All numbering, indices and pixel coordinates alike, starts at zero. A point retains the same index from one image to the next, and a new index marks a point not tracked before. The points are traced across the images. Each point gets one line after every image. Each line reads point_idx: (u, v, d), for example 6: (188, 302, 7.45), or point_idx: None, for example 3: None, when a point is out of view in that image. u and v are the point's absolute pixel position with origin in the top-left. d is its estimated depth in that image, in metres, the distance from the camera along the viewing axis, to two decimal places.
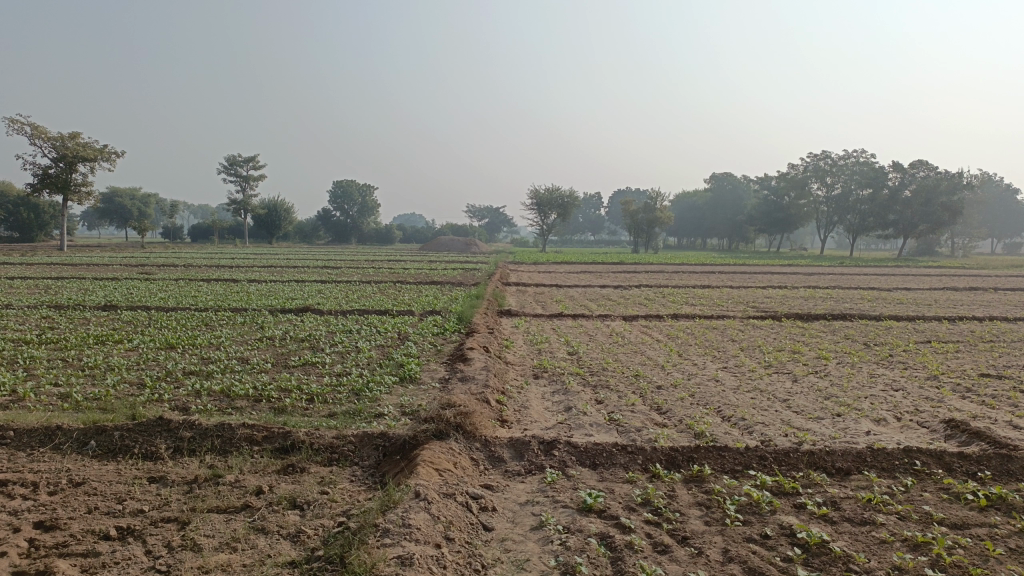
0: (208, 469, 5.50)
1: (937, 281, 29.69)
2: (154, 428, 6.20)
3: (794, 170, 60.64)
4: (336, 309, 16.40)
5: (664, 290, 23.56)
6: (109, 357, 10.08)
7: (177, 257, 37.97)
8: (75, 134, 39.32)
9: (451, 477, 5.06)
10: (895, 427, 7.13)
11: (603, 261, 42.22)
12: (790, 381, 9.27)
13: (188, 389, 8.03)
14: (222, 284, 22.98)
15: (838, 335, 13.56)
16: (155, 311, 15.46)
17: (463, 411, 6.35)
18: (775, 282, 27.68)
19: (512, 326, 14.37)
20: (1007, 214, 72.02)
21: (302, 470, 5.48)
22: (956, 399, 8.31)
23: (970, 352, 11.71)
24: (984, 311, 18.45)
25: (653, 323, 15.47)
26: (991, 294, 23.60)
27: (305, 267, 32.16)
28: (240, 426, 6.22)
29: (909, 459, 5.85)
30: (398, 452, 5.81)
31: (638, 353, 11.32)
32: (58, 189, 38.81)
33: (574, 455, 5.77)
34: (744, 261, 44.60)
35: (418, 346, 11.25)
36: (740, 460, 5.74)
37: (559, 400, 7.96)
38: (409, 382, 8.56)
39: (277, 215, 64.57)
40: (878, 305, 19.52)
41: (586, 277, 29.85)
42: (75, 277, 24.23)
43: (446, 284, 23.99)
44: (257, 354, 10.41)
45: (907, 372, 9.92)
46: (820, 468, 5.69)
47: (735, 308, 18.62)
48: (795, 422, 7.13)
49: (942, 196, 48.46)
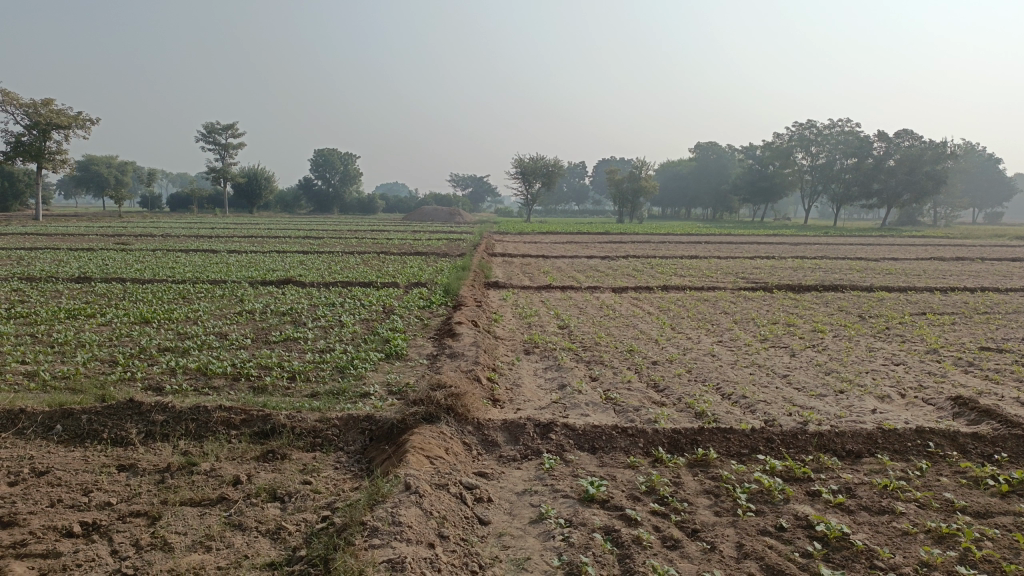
0: (182, 456, 5.13)
1: (924, 251, 29.62)
2: (124, 412, 5.80)
3: (779, 140, 60.30)
4: (318, 281, 15.97)
5: (652, 261, 23.30)
6: (81, 332, 9.64)
7: (155, 227, 37.23)
8: (49, 100, 38.16)
9: (443, 465, 4.75)
10: (900, 404, 6.89)
11: (589, 231, 41.81)
12: (788, 355, 9.02)
13: (163, 367, 7.65)
14: (201, 255, 22.41)
15: (832, 307, 13.34)
16: (131, 284, 14.96)
17: (454, 392, 6.01)
18: (763, 253, 27.47)
19: (500, 299, 14.01)
20: (988, 183, 72.28)
21: (283, 457, 5.13)
22: (959, 375, 8.08)
23: (967, 324, 11.49)
24: (975, 282, 18.34)
25: (643, 295, 15.17)
26: (979, 264, 23.50)
27: (287, 238, 31.44)
28: (216, 408, 5.83)
29: (922, 440, 5.60)
30: (385, 437, 5.46)
31: (630, 327, 11.01)
32: (32, 157, 37.75)
33: (572, 439, 5.46)
34: (729, 231, 44.15)
35: (404, 320, 10.92)
36: (746, 443, 5.45)
37: (552, 377, 7.66)
38: (395, 359, 8.22)
39: (257, 183, 63.52)
40: (868, 276, 19.34)
41: (573, 248, 29.43)
42: (49, 248, 23.55)
43: (431, 255, 23.60)
44: (236, 329, 10.03)
45: (906, 346, 9.70)
46: (829, 451, 5.42)
47: (724, 279, 18.35)
48: (799, 399, 6.86)
49: (926, 165, 48.33)
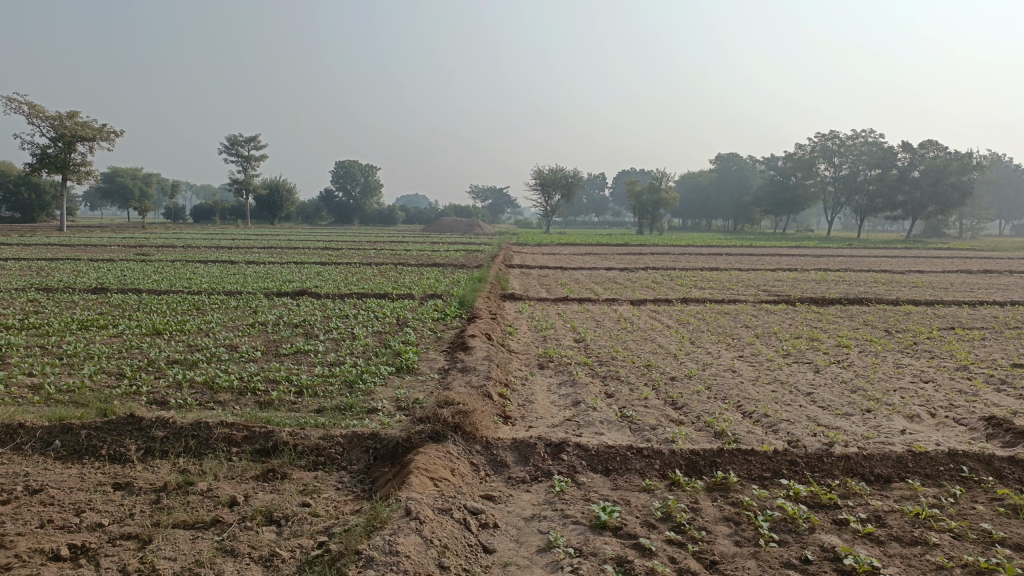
0: (179, 475, 4.96)
1: (951, 263, 29.02)
2: (124, 427, 5.64)
3: (801, 150, 59.56)
4: (334, 293, 15.85)
5: (671, 273, 23.02)
6: (91, 344, 9.54)
7: (177, 238, 37.46)
8: (74, 113, 38.63)
9: (448, 488, 4.53)
10: (930, 425, 6.58)
11: (610, 243, 41.44)
12: (812, 372, 8.69)
13: (169, 381, 7.49)
14: (219, 266, 22.40)
15: (856, 321, 12.97)
16: (146, 295, 14.91)
17: (462, 409, 5.79)
18: (785, 265, 27.04)
19: (516, 311, 13.79)
20: (1016, 195, 71.03)
21: (283, 477, 4.94)
22: (992, 393, 7.72)
23: (998, 340, 11.07)
24: (1004, 295, 17.84)
25: (662, 308, 14.88)
26: (1009, 277, 22.96)
27: (305, 248, 31.46)
28: (218, 424, 5.66)
29: (955, 464, 5.30)
30: (390, 456, 5.26)
31: (648, 340, 10.75)
32: (57, 169, 38.18)
33: (585, 460, 5.22)
34: (751, 242, 43.61)
35: (417, 332, 10.72)
36: (768, 466, 5.18)
37: (566, 393, 7.42)
38: (405, 373, 8.01)
39: (279, 195, 63.93)
40: (893, 289, 18.92)
41: (591, 259, 29.15)
42: (70, 258, 23.68)
43: (448, 266, 23.45)
44: (247, 341, 9.88)
45: (935, 362, 9.34)
46: (857, 475, 5.14)
47: (746, 291, 17.99)
48: (823, 419, 6.57)
49: (952, 176, 47.55)
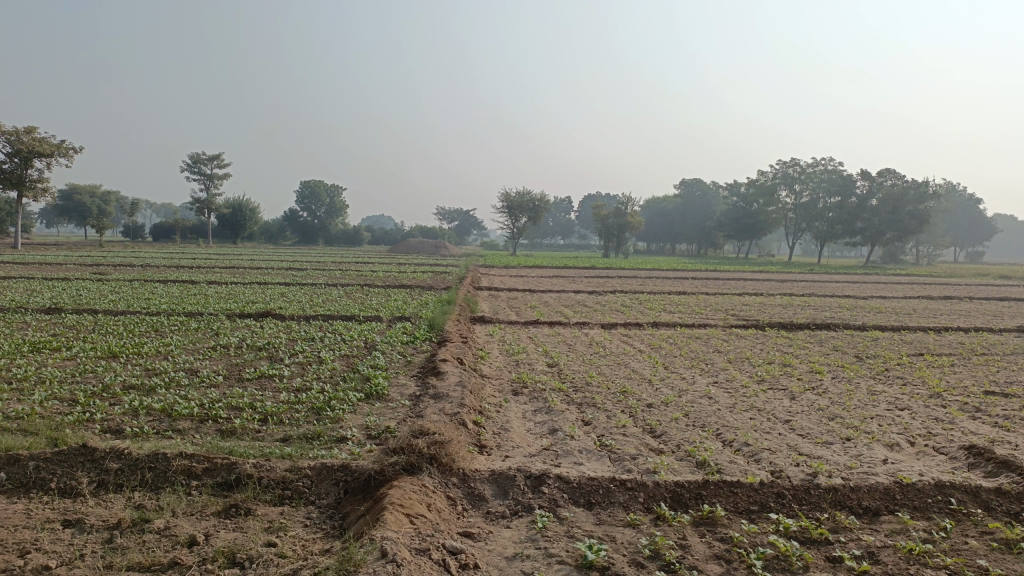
0: (135, 512, 4.63)
1: (911, 289, 29.51)
2: (76, 459, 5.28)
3: (763, 177, 60.40)
4: (299, 315, 15.47)
5: (640, 296, 22.99)
6: (42, 367, 9.08)
7: (136, 257, 36.55)
8: (31, 129, 37.66)
9: (425, 525, 4.29)
10: (911, 454, 6.49)
11: (576, 265, 41.48)
12: (788, 399, 8.60)
13: (125, 408, 7.11)
14: (179, 286, 21.80)
15: (826, 347, 12.98)
16: (103, 315, 14.37)
17: (438, 438, 5.53)
18: (751, 290, 27.22)
19: (486, 335, 13.53)
20: (969, 223, 73.08)
21: (247, 513, 4.64)
22: (968, 422, 7.67)
23: (967, 367, 11.11)
24: (966, 321, 18.10)
25: (633, 332, 14.77)
26: (968, 304, 23.43)
27: (269, 269, 30.90)
28: (177, 455, 5.32)
29: (943, 496, 5.20)
30: (361, 490, 5.00)
31: (622, 365, 10.59)
32: (12, 185, 37.10)
33: (566, 493, 5.01)
34: (715, 267, 43.94)
35: (386, 356, 10.43)
36: (755, 498, 5.02)
37: (542, 421, 7.20)
38: (375, 400, 7.72)
39: (242, 214, 63.08)
40: (858, 314, 19.10)
41: (559, 282, 29.05)
42: (22, 277, 22.86)
43: (416, 288, 23.15)
44: (208, 365, 9.49)
45: (908, 389, 9.32)
46: (845, 508, 5.01)
47: (715, 316, 17.99)
48: (805, 448, 6.44)
49: (909, 204, 48.65)
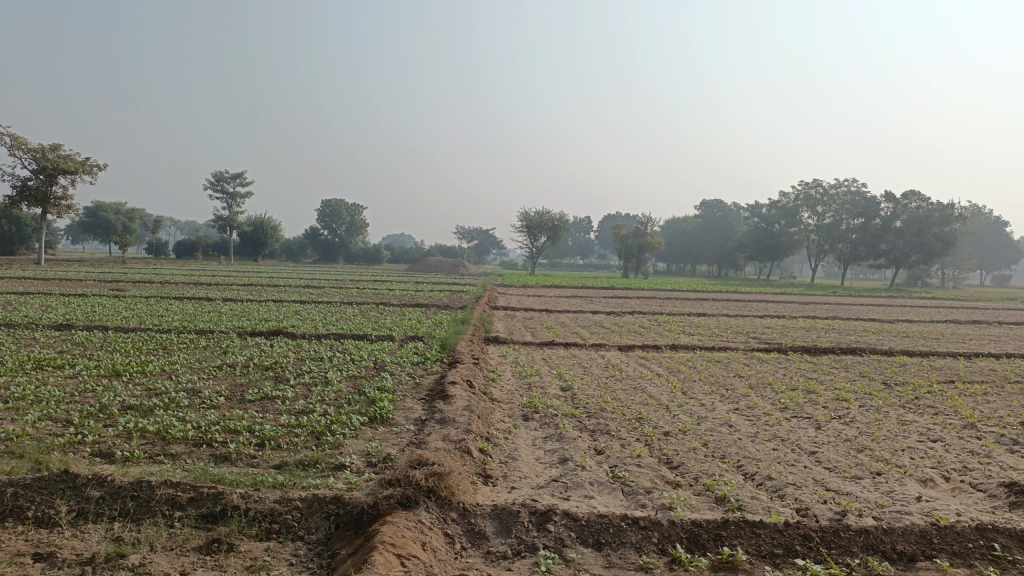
0: (111, 545, 4.33)
1: (938, 313, 28.79)
2: (56, 486, 4.99)
3: (785, 198, 59.69)
4: (310, 333, 15.19)
5: (659, 318, 22.52)
6: (42, 385, 8.86)
7: (156, 274, 36.59)
8: (57, 146, 38.05)
9: (418, 567, 3.96)
10: (946, 491, 6.06)
11: (594, 285, 41.09)
12: (813, 428, 8.16)
13: (119, 430, 6.84)
14: (194, 303, 21.65)
15: (852, 373, 12.50)
16: (113, 333, 14.17)
17: (437, 470, 5.19)
18: (773, 312, 26.68)
19: (499, 356, 13.19)
20: (996, 246, 71.87)
21: (230, 549, 4.33)
22: (1005, 455, 7.21)
23: (1001, 396, 10.59)
24: (997, 347, 17.47)
25: (650, 355, 14.35)
26: (998, 329, 22.74)
27: (286, 286, 30.74)
28: (162, 483, 5.02)
29: (984, 541, 4.78)
30: (353, 525, 4.68)
31: (638, 390, 10.19)
32: (37, 202, 37.42)
33: (573, 531, 4.64)
34: (735, 289, 43.24)
35: (394, 377, 10.12)
36: (779, 541, 4.62)
37: (552, 450, 6.83)
38: (379, 425, 7.40)
39: (263, 232, 63.39)
40: (885, 339, 18.49)
41: (576, 302, 28.68)
42: (41, 293, 22.85)
43: (431, 307, 22.86)
44: (211, 385, 9.21)
45: (940, 419, 8.83)
46: (877, 552, 4.61)
47: (735, 338, 17.53)
48: (832, 483, 6.01)
49: (934, 227, 47.83)
